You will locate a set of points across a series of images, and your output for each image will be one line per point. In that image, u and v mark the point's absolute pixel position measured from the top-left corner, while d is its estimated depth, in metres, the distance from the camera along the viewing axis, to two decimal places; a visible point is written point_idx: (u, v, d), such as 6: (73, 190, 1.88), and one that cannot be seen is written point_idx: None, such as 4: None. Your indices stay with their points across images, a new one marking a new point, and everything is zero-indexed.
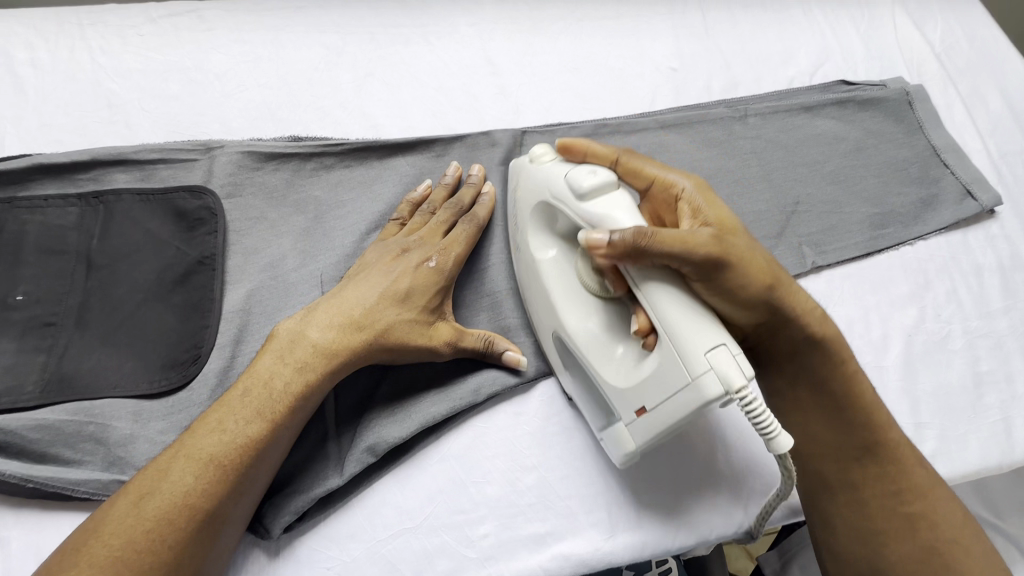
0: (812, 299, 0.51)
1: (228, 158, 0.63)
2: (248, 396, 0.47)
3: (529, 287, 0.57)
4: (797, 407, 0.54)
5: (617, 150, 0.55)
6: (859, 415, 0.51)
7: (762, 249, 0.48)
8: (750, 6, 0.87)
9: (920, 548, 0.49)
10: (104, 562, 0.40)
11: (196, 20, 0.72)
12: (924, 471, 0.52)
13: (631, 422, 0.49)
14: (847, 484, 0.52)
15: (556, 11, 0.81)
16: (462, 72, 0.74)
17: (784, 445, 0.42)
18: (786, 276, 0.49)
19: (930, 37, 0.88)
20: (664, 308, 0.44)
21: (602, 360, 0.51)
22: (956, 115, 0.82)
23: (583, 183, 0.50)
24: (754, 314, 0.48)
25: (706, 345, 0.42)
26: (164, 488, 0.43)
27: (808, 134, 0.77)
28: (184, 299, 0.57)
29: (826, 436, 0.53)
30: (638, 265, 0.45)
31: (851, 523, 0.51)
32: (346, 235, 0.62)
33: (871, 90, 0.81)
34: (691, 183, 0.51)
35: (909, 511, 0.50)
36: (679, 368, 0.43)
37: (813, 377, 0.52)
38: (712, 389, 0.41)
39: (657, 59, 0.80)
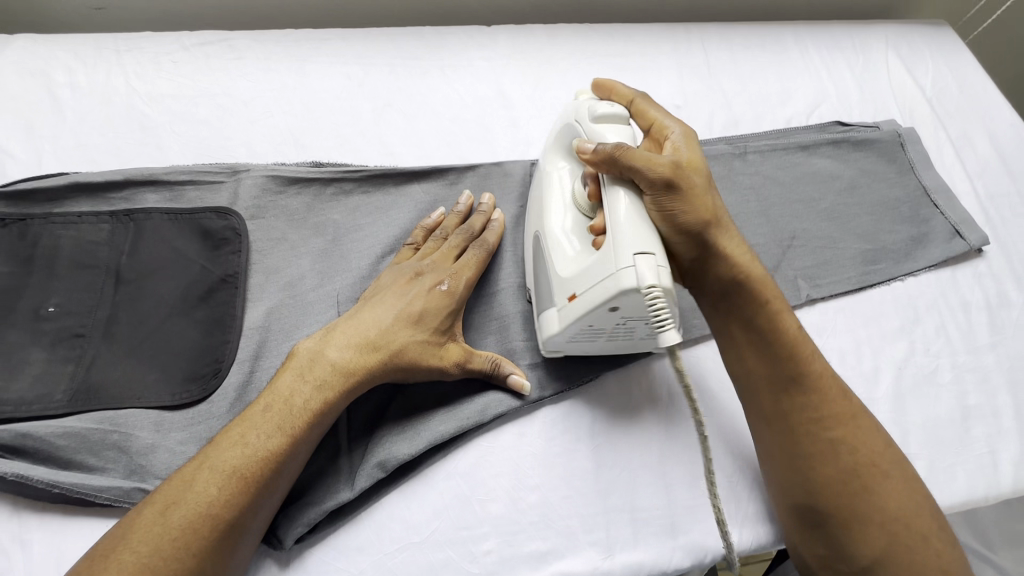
0: (750, 250, 0.55)
1: (253, 182, 0.67)
2: (270, 411, 0.50)
3: (535, 207, 0.63)
4: (733, 339, 0.56)
5: (636, 93, 0.60)
6: (782, 348, 0.54)
7: (711, 192, 0.53)
8: (751, 47, 0.91)
9: (844, 470, 0.52)
10: (131, 568, 0.42)
11: (227, 49, 0.77)
12: (848, 400, 0.54)
13: (563, 308, 0.54)
14: (781, 414, 0.54)
15: (566, 48, 0.85)
16: (477, 104, 0.78)
17: (670, 337, 0.47)
18: (726, 222, 0.54)
19: (921, 82, 0.93)
20: (618, 210, 0.51)
21: (557, 256, 0.56)
22: (946, 157, 0.86)
23: (598, 109, 0.57)
24: (689, 248, 0.53)
25: (639, 248, 0.48)
26: (189, 499, 0.45)
27: (804, 172, 0.81)
28: (207, 315, 0.60)
29: (758, 368, 0.55)
30: (610, 175, 0.53)
31: (783, 448, 0.54)
32: (363, 257, 0.65)
33: (865, 131, 0.85)
34: (682, 129, 0.56)
35: (835, 436, 0.53)
36: (609, 263, 0.49)
37: (749, 316, 0.55)
38: (627, 281, 0.47)
39: (661, 96, 0.84)
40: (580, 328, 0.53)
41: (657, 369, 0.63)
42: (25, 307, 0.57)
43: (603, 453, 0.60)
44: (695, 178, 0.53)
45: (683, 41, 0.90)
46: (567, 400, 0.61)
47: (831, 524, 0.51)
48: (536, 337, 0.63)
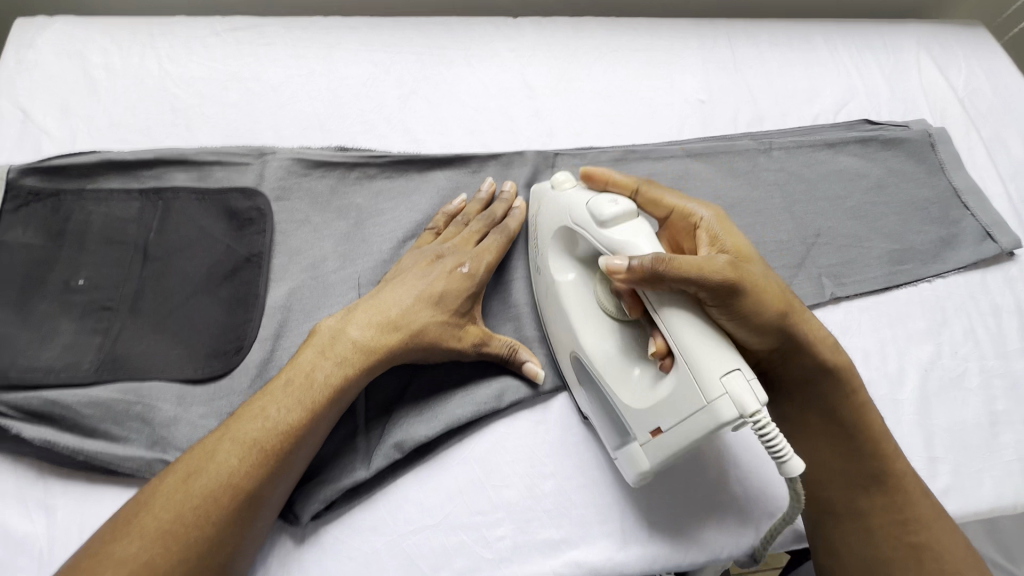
0: (830, 333, 0.52)
1: (279, 164, 0.67)
2: (291, 386, 0.51)
3: (552, 312, 0.59)
4: (806, 429, 0.55)
5: (638, 180, 0.58)
6: (864, 442, 0.53)
7: (776, 280, 0.49)
8: (779, 44, 0.90)
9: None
10: (154, 533, 0.43)
11: (257, 35, 0.78)
12: (928, 501, 0.53)
13: (647, 443, 0.50)
14: (852, 513, 0.54)
15: (592, 41, 0.85)
16: (501, 94, 0.79)
17: (794, 469, 0.43)
18: (798, 305, 0.50)
19: (953, 82, 0.91)
20: (686, 340, 0.45)
21: (621, 382, 0.52)
22: (977, 158, 0.84)
23: (603, 212, 0.51)
24: (769, 344, 0.50)
25: (723, 369, 0.43)
26: (210, 468, 0.46)
27: (830, 170, 0.79)
28: (231, 293, 0.61)
29: (838, 468, 0.54)
30: (660, 293, 0.47)
31: (859, 551, 0.53)
32: (384, 241, 0.66)
33: (894, 130, 0.83)
34: (710, 214, 0.53)
35: (918, 542, 0.51)
36: (696, 394, 0.45)
37: (825, 406, 0.54)
38: (727, 412, 0.43)
39: (686, 91, 0.83)
40: (671, 462, 0.49)
41: None
42: (56, 279, 0.58)
43: None
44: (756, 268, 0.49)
45: (709, 37, 0.89)
46: None
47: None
48: None
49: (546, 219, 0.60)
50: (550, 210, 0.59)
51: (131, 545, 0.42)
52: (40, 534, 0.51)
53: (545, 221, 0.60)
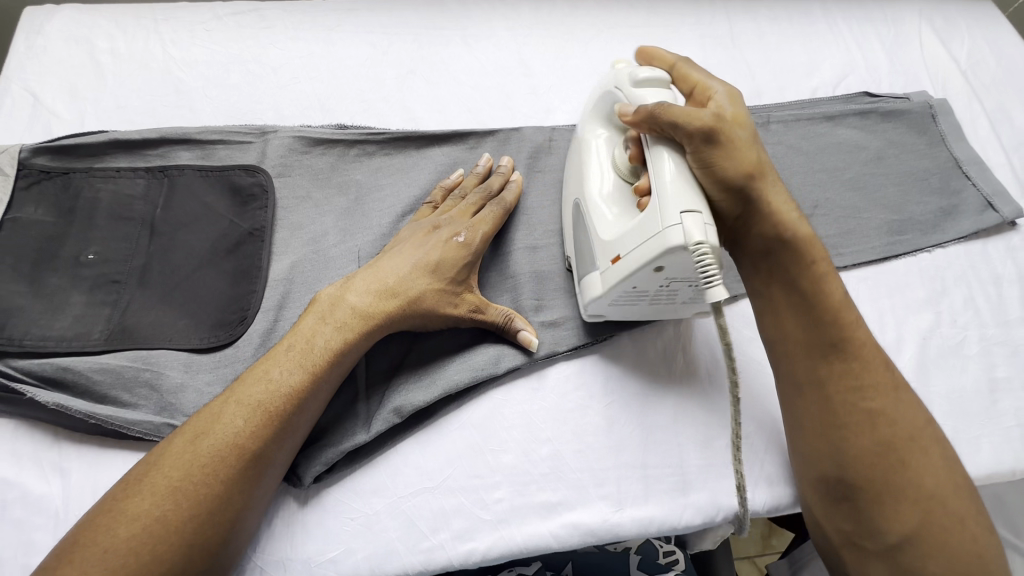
0: (794, 208, 0.54)
1: (280, 142, 0.69)
2: (294, 350, 0.52)
3: (573, 168, 0.64)
4: (770, 301, 0.56)
5: (678, 58, 0.59)
6: (828, 312, 0.53)
7: (754, 147, 0.53)
8: (778, 19, 0.90)
9: (878, 441, 0.51)
10: (165, 490, 0.45)
11: (258, 19, 0.79)
12: (888, 373, 0.53)
13: (607, 269, 0.55)
14: (815, 380, 0.53)
15: (589, 19, 0.86)
16: (498, 73, 0.79)
17: (716, 296, 0.46)
18: (769, 173, 0.53)
19: (956, 54, 0.90)
20: (664, 174, 0.50)
21: (599, 219, 0.57)
22: (980, 129, 0.83)
23: (641, 73, 0.56)
24: (732, 205, 0.52)
25: (683, 206, 0.48)
26: (217, 429, 0.48)
27: (829, 142, 0.79)
28: (235, 266, 0.62)
29: (797, 335, 0.54)
30: (654, 135, 0.53)
31: (817, 422, 0.53)
32: (383, 216, 0.67)
33: (894, 102, 0.83)
34: (725, 90, 0.55)
35: (873, 407, 0.51)
36: (654, 222, 0.49)
37: (787, 274, 0.54)
38: (674, 238, 0.47)
39: None
40: (624, 290, 0.54)
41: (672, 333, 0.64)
42: (66, 254, 0.60)
43: (616, 411, 0.60)
44: (742, 133, 0.52)
45: (707, 13, 0.89)
46: (581, 358, 0.62)
47: (863, 498, 0.50)
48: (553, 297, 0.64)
49: (597, 86, 0.64)
50: (602, 80, 0.63)
51: (142, 503, 0.44)
52: (55, 496, 0.53)
53: (595, 89, 0.64)
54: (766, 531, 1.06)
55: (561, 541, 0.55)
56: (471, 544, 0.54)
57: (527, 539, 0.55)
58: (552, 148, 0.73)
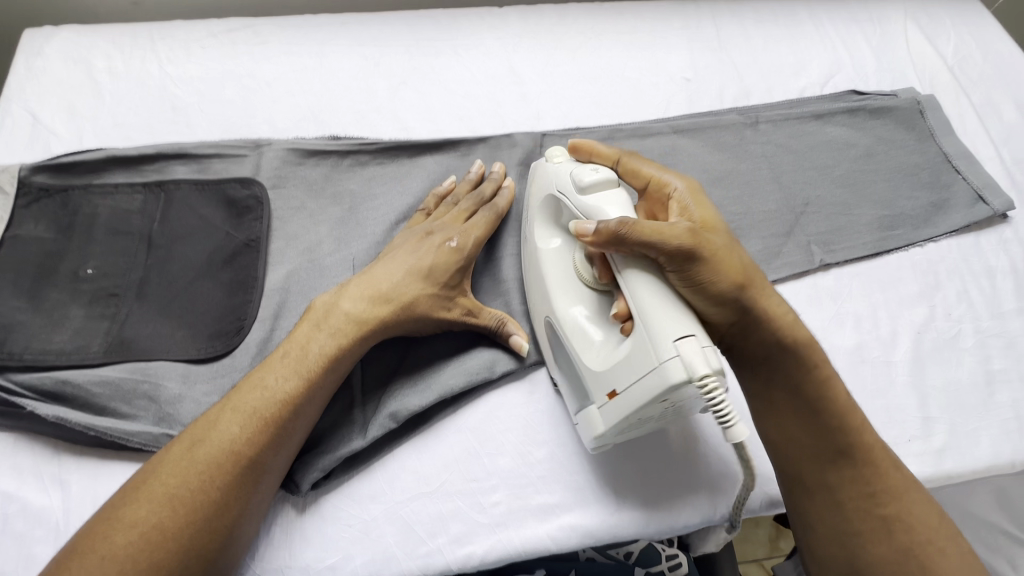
0: (788, 307, 0.53)
1: (275, 155, 0.70)
2: (289, 357, 0.53)
3: (532, 276, 0.61)
4: (773, 411, 0.54)
5: (619, 152, 0.61)
6: (832, 419, 0.52)
7: (737, 252, 0.51)
8: (764, 21, 0.91)
9: (895, 550, 0.49)
10: (162, 497, 0.45)
11: (251, 35, 0.80)
12: (899, 473, 0.52)
13: (605, 405, 0.51)
14: (825, 487, 0.52)
15: (577, 27, 0.87)
16: (488, 82, 0.80)
17: (738, 433, 0.43)
18: (757, 278, 0.51)
19: (942, 51, 0.91)
20: (645, 300, 0.48)
21: (585, 347, 0.54)
22: (968, 124, 0.84)
23: (584, 180, 0.55)
24: (727, 315, 0.50)
25: (675, 333, 0.45)
26: (213, 437, 0.48)
27: (818, 141, 0.80)
28: (231, 277, 0.63)
29: (806, 443, 0.53)
30: (624, 255, 0.50)
31: (829, 527, 0.52)
32: (377, 224, 0.68)
33: (881, 99, 0.84)
34: (684, 184, 0.56)
35: (886, 513, 0.51)
36: (648, 356, 0.46)
37: (787, 384, 0.53)
38: (676, 375, 0.44)
39: (672, 70, 0.84)
40: (627, 423, 0.51)
41: None
42: (66, 268, 0.61)
43: None
44: (717, 235, 0.51)
45: (694, 17, 0.90)
46: None
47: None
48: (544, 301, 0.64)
49: (537, 188, 0.62)
50: (539, 180, 0.62)
51: (139, 510, 0.45)
52: (56, 508, 0.53)
53: (536, 187, 0.63)
54: (776, 533, 1.05)
55: (559, 543, 0.55)
56: (469, 548, 0.55)
57: (525, 542, 0.55)
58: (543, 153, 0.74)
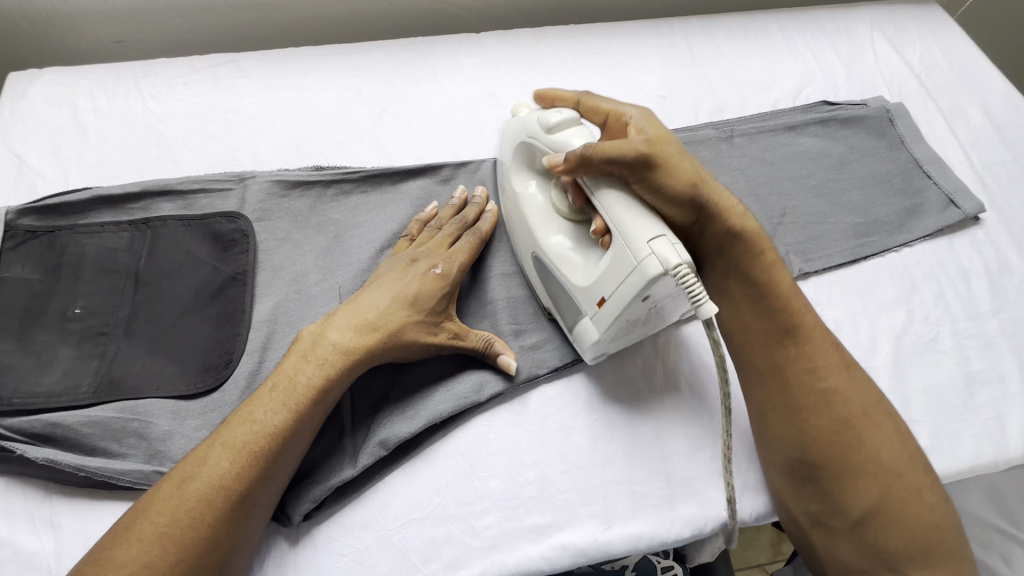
0: (738, 201, 0.59)
1: (259, 188, 0.71)
2: (278, 389, 0.54)
3: (515, 221, 0.66)
4: (730, 298, 0.61)
5: (579, 94, 0.64)
6: (776, 300, 0.59)
7: (688, 156, 0.57)
8: (735, 36, 0.93)
9: (835, 420, 0.55)
10: (152, 536, 0.45)
11: (233, 69, 0.82)
12: (838, 355, 0.58)
13: (596, 314, 0.56)
14: (775, 365, 0.58)
15: (553, 49, 0.89)
16: (468, 106, 0.82)
17: (707, 310, 0.48)
18: (710, 179, 0.58)
19: (909, 59, 0.93)
20: (615, 211, 0.54)
21: (569, 268, 0.59)
22: (937, 129, 0.86)
23: (551, 120, 0.60)
24: (687, 214, 0.57)
25: (648, 235, 0.51)
26: (203, 473, 0.49)
27: (792, 151, 0.82)
28: (219, 311, 0.64)
29: (756, 325, 0.59)
30: (592, 176, 0.56)
31: (779, 407, 0.57)
32: (363, 252, 0.69)
33: (852, 109, 0.86)
34: (639, 112, 0.59)
35: (825, 387, 0.57)
36: (628, 259, 0.52)
37: (742, 271, 0.60)
38: (652, 268, 0.49)
39: (647, 88, 0.86)
40: (619, 327, 0.56)
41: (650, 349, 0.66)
42: (54, 309, 0.62)
43: (599, 429, 0.61)
44: (669, 143, 0.57)
45: (667, 35, 0.92)
46: (561, 379, 0.63)
47: (824, 476, 0.55)
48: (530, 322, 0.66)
49: (509, 139, 0.67)
50: (510, 132, 0.67)
51: (133, 549, 0.45)
52: (48, 551, 0.53)
53: (508, 141, 0.67)
54: (776, 538, 1.06)
55: (552, 563, 0.56)
56: (462, 572, 0.55)
57: (518, 563, 0.55)
58: None
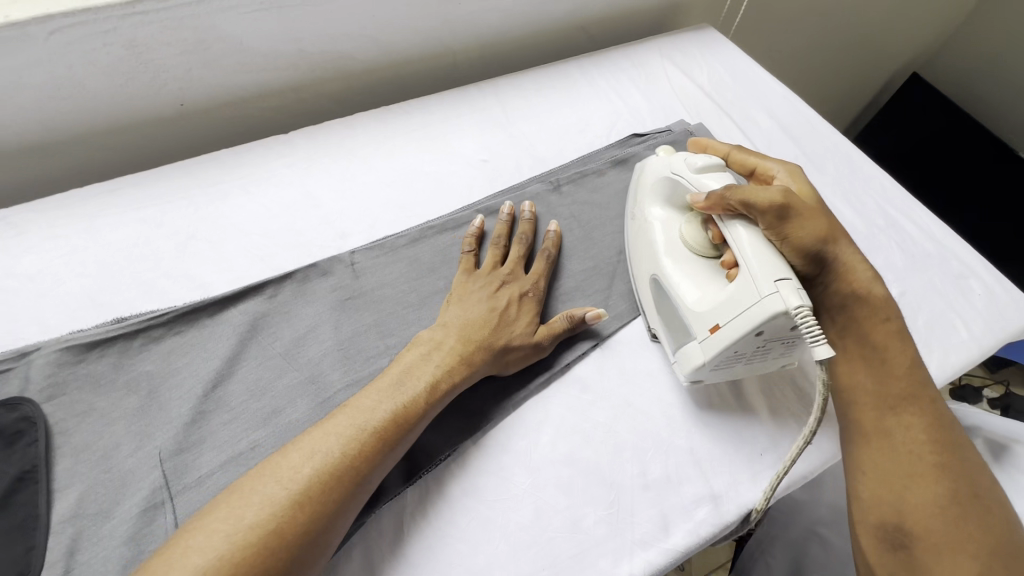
0: (869, 271, 0.65)
1: (46, 360, 0.62)
2: (407, 383, 0.59)
3: (642, 246, 0.73)
4: (847, 354, 0.65)
5: (730, 147, 0.76)
6: (894, 368, 0.62)
7: (822, 215, 0.63)
8: (543, 89, 0.98)
9: (941, 495, 0.55)
10: (283, 493, 0.48)
11: (4, 228, 0.73)
12: (957, 437, 0.59)
13: (706, 339, 0.61)
14: (883, 432, 0.60)
15: (368, 134, 0.88)
16: (286, 213, 0.78)
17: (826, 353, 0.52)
18: (841, 239, 0.64)
19: (699, 81, 1.02)
20: (744, 243, 0.59)
21: (688, 294, 0.65)
22: (736, 139, 0.94)
23: (698, 163, 0.68)
24: (811, 265, 0.63)
25: (777, 275, 0.56)
26: (335, 442, 0.53)
27: (617, 188, 0.85)
28: (7, 523, 0.53)
29: (868, 385, 0.62)
30: (728, 215, 0.62)
31: (881, 466, 0.59)
32: (183, 403, 0.62)
33: (660, 136, 0.91)
34: (785, 169, 0.71)
35: (934, 459, 0.57)
36: (751, 293, 0.57)
37: (863, 330, 0.64)
38: (776, 305, 0.54)
39: (467, 154, 0.87)
40: (725, 355, 0.60)
41: (514, 424, 0.65)
42: None
43: (477, 529, 0.58)
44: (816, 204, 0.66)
45: (479, 99, 0.95)
46: (429, 486, 0.61)
47: (919, 545, 0.54)
48: None
49: (647, 172, 0.76)
50: (649, 168, 0.76)
51: (256, 504, 0.47)
52: None
53: (646, 173, 0.76)
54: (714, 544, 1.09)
55: None
56: None
57: None
58: (357, 272, 0.73)
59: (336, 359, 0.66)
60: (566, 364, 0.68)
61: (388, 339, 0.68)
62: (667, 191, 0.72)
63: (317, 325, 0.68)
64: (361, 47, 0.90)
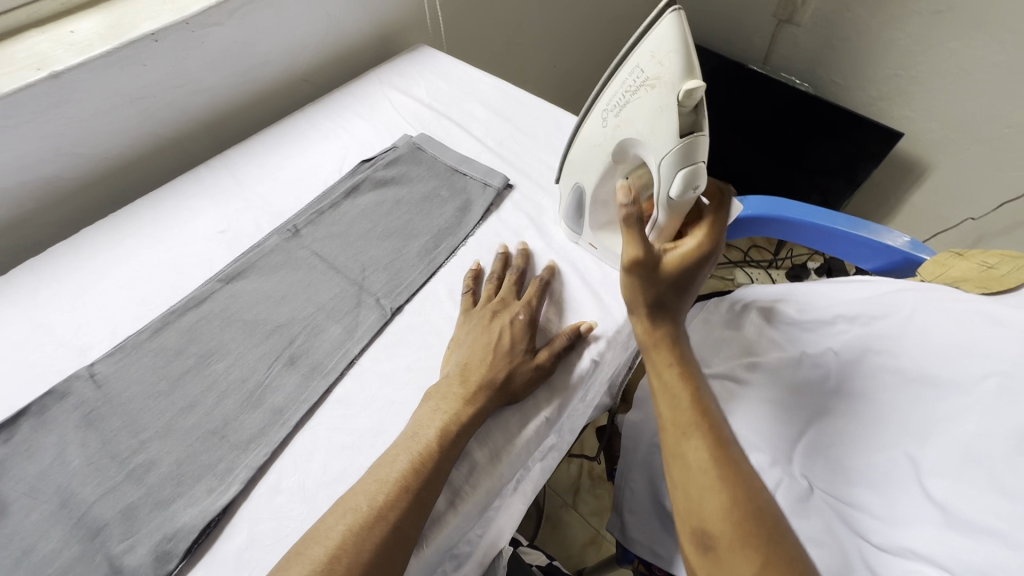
0: (671, 332, 0.71)
1: None
2: (419, 432, 0.64)
3: (586, 147, 0.77)
4: (654, 382, 0.70)
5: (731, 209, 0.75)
6: (683, 393, 0.66)
7: (659, 280, 0.69)
8: (273, 148, 1.02)
9: (729, 502, 0.57)
10: None
11: None
12: (740, 450, 0.63)
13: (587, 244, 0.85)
14: (676, 450, 0.63)
15: (98, 245, 0.87)
16: (14, 351, 0.76)
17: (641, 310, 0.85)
18: (661, 305, 0.71)
19: (418, 95, 1.12)
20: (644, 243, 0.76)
21: (595, 216, 0.80)
22: (456, 136, 1.04)
23: (674, 193, 0.67)
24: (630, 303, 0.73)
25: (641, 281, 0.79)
26: (319, 537, 0.56)
27: (354, 215, 0.91)
28: None
29: (666, 411, 0.66)
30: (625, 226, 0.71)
31: (681, 480, 0.62)
32: None
33: (386, 155, 0.99)
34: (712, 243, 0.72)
35: (718, 472, 0.59)
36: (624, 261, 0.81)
37: (661, 366, 0.69)
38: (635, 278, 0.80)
39: (204, 231, 0.90)
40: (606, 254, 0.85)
41: (285, 465, 0.66)
42: None
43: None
44: (675, 273, 0.69)
45: (210, 177, 0.98)
46: (204, 558, 0.60)
47: (719, 546, 0.56)
48: (152, 522, 0.61)
49: (644, 107, 0.66)
50: (649, 99, 0.65)
51: None
52: None
53: (632, 108, 0.68)
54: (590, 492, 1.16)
55: None
56: None
57: None
58: (97, 382, 0.72)
59: (86, 474, 0.65)
60: (324, 389, 0.71)
61: (141, 435, 0.68)
62: (623, 142, 0.71)
63: (63, 449, 0.66)
64: (68, 165, 0.90)
